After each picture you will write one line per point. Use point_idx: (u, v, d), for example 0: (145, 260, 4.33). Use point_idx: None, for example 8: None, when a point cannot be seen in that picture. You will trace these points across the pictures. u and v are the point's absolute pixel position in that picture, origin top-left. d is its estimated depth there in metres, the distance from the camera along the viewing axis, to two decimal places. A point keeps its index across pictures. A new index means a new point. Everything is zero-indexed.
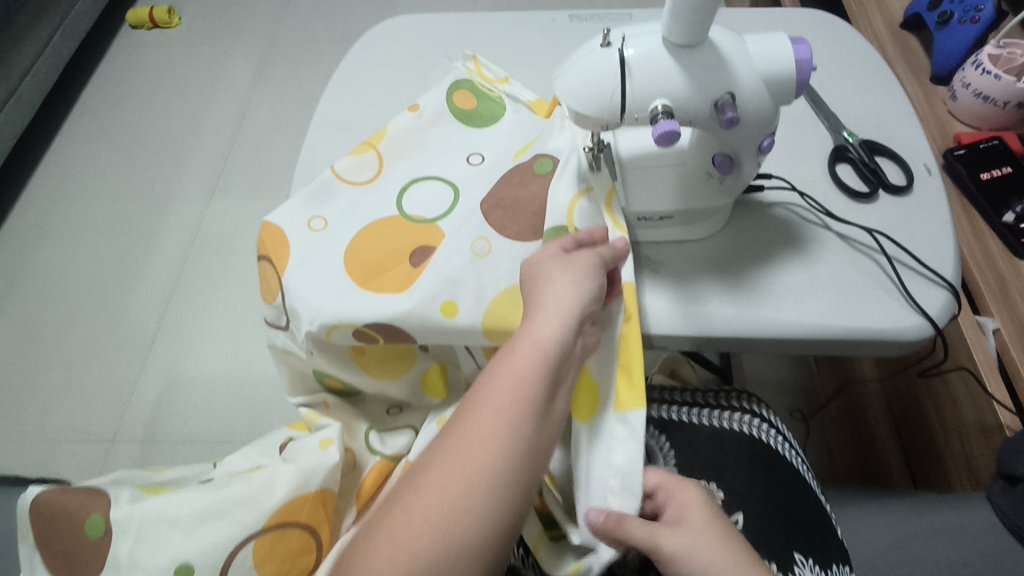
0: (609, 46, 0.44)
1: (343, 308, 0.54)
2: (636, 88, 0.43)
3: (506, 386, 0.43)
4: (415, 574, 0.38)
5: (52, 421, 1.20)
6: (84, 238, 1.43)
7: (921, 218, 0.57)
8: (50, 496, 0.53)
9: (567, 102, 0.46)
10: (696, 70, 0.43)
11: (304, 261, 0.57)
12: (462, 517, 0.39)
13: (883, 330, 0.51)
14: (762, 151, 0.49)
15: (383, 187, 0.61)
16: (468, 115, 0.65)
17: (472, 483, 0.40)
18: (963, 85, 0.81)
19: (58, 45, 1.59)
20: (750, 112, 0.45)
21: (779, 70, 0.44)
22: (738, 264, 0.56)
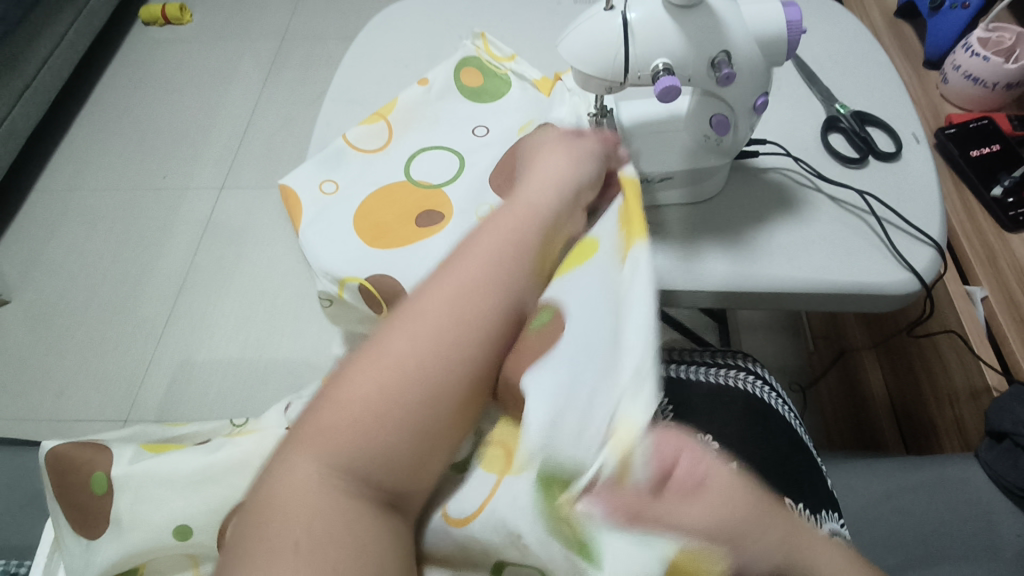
0: (612, 10, 0.46)
1: (352, 264, 0.57)
2: (638, 48, 0.46)
3: (481, 261, 0.47)
4: (409, 356, 0.42)
5: (67, 402, 1.23)
6: (98, 227, 1.47)
7: (908, 183, 0.60)
8: (62, 450, 0.53)
9: (573, 65, 0.49)
10: (694, 30, 0.46)
11: (316, 222, 0.60)
12: (457, 323, 0.44)
13: (872, 284, 0.54)
14: (756, 110, 0.51)
15: (391, 156, 0.64)
16: (475, 92, 0.67)
17: (467, 298, 0.45)
18: (954, 68, 0.84)
19: (73, 40, 1.63)
20: (744, 71, 0.48)
21: (770, 33, 0.47)
22: (735, 223, 0.58)
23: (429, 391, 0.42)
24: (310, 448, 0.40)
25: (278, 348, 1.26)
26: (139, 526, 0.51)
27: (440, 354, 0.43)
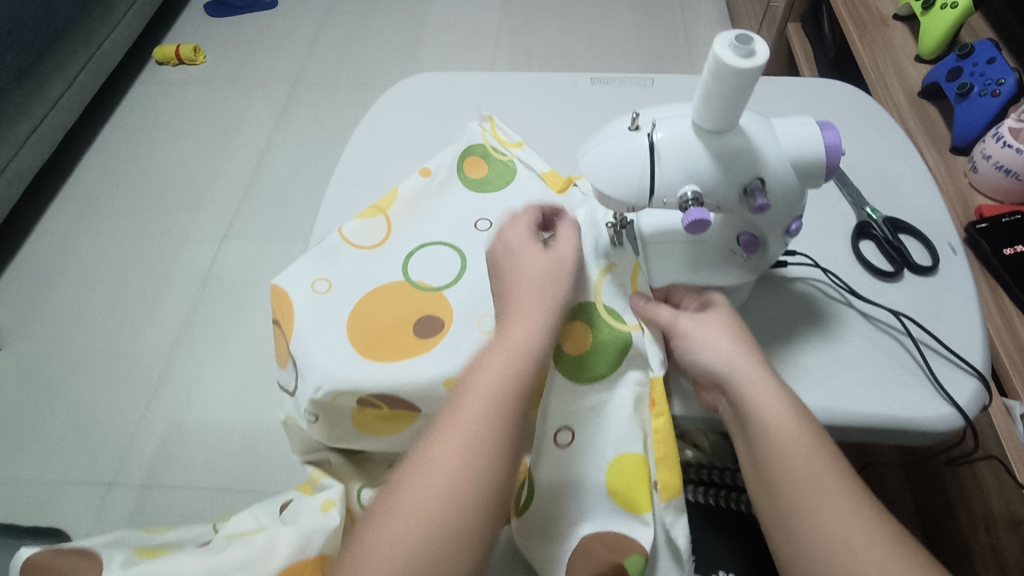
0: (637, 130, 0.44)
1: (344, 374, 0.52)
2: (664, 173, 0.43)
3: (466, 420, 0.44)
4: (428, 534, 0.41)
5: (52, 463, 1.19)
6: (98, 274, 1.44)
7: (947, 301, 0.56)
8: (43, 556, 0.52)
9: (592, 183, 0.46)
10: (726, 157, 0.42)
11: (308, 326, 0.56)
12: (467, 481, 0.42)
13: (910, 419, 0.50)
14: (790, 234, 0.48)
15: (390, 253, 0.60)
16: (477, 182, 0.64)
17: (472, 450, 0.43)
18: (984, 156, 0.81)
19: (85, 82, 1.61)
20: (778, 196, 0.44)
21: (808, 156, 0.44)
22: (760, 341, 0.54)
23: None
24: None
25: (272, 414, 1.21)
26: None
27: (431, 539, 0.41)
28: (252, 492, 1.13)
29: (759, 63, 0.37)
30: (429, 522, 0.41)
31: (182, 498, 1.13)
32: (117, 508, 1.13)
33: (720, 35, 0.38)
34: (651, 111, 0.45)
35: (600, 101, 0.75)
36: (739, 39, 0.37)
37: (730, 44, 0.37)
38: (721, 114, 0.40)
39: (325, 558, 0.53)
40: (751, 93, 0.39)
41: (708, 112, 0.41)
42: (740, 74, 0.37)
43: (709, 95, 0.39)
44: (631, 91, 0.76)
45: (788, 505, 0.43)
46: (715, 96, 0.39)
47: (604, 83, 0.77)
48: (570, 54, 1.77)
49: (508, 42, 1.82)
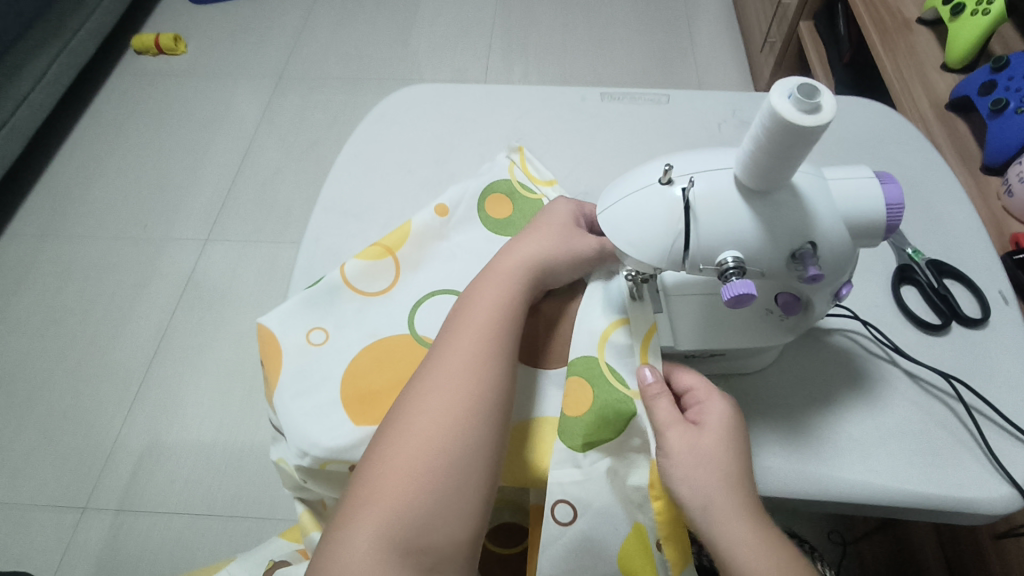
0: (668, 183, 0.38)
1: (337, 444, 0.47)
2: (701, 237, 0.37)
3: (434, 414, 0.43)
4: (401, 533, 0.40)
5: (20, 484, 1.10)
6: (71, 277, 1.35)
7: (1001, 358, 0.50)
8: None
9: (615, 242, 0.40)
10: (772, 221, 0.37)
11: (299, 382, 0.50)
12: (437, 476, 0.41)
13: (967, 502, 0.44)
14: (837, 297, 0.42)
15: (395, 301, 0.54)
16: (500, 223, 0.58)
17: (440, 444, 0.42)
18: (1021, 180, 0.75)
19: (57, 75, 1.51)
20: (831, 264, 0.38)
21: (865, 215, 0.38)
22: (794, 406, 0.49)
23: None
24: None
25: (257, 430, 1.13)
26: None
27: (411, 543, 0.40)
28: (234, 517, 1.05)
29: (825, 120, 0.30)
30: (401, 520, 0.40)
31: (161, 522, 1.05)
32: (90, 534, 1.05)
33: (778, 81, 0.31)
34: (682, 159, 0.39)
35: (611, 119, 0.69)
36: (802, 88, 0.31)
37: (791, 94, 0.30)
38: (772, 171, 0.34)
39: None
40: (809, 150, 0.33)
41: (756, 169, 0.34)
42: (801, 131, 0.31)
43: (759, 151, 0.33)
44: (646, 108, 0.69)
45: None
46: (765, 151, 0.33)
47: (615, 99, 0.70)
48: (570, 45, 1.69)
49: (504, 33, 1.73)
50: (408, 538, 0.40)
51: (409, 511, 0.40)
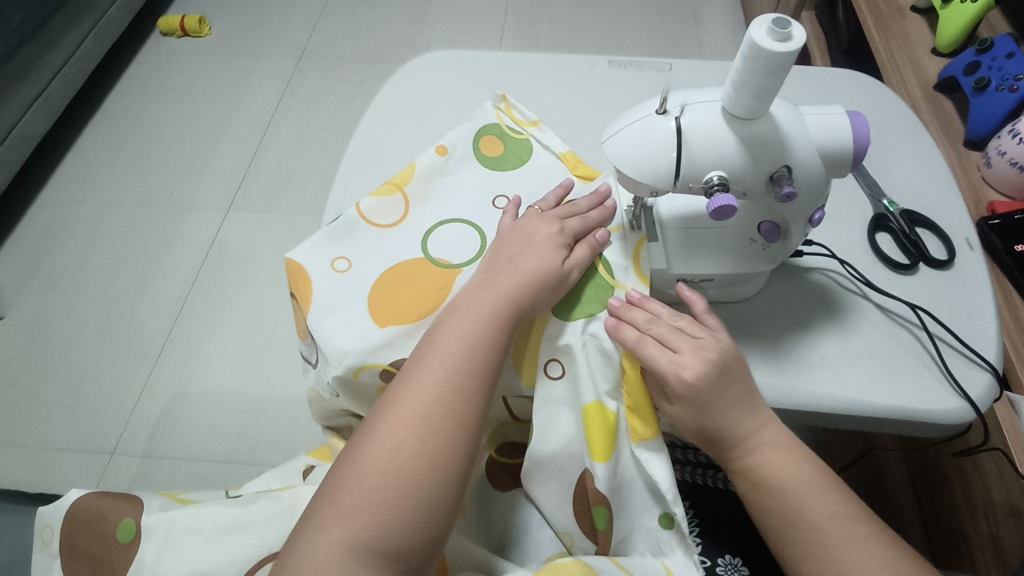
0: (664, 113, 0.43)
1: (370, 346, 0.53)
2: (692, 159, 0.43)
3: (468, 339, 0.49)
4: (427, 427, 0.46)
5: (52, 429, 1.16)
6: (99, 241, 1.41)
7: (962, 295, 0.56)
8: (85, 501, 0.54)
9: (617, 165, 0.45)
10: (754, 146, 0.43)
11: (328, 302, 0.55)
12: (462, 389, 0.47)
13: (926, 412, 0.50)
14: (812, 223, 0.48)
15: (408, 231, 0.60)
16: (494, 160, 0.64)
17: (468, 365, 0.48)
18: (998, 152, 0.80)
19: (88, 49, 1.57)
20: (805, 188, 0.45)
21: (836, 145, 0.44)
22: (776, 330, 0.54)
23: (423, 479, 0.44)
24: (317, 550, 0.42)
25: (276, 383, 1.19)
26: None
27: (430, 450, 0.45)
28: (252, 464, 1.11)
29: (796, 48, 0.36)
30: (428, 418, 0.46)
31: (184, 467, 1.11)
32: (117, 476, 1.11)
33: (758, 18, 0.37)
34: (677, 95, 0.45)
35: (616, 84, 0.75)
36: (777, 23, 0.37)
37: (768, 27, 0.37)
38: (753, 99, 0.40)
39: None
40: (785, 79, 0.39)
41: (740, 97, 0.40)
42: (779, 59, 0.37)
43: (741, 82, 0.39)
44: (649, 75, 0.75)
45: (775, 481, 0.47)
46: (750, 80, 0.39)
47: (621, 66, 0.76)
48: (580, 33, 1.74)
49: (516, 19, 1.79)
50: (427, 447, 0.45)
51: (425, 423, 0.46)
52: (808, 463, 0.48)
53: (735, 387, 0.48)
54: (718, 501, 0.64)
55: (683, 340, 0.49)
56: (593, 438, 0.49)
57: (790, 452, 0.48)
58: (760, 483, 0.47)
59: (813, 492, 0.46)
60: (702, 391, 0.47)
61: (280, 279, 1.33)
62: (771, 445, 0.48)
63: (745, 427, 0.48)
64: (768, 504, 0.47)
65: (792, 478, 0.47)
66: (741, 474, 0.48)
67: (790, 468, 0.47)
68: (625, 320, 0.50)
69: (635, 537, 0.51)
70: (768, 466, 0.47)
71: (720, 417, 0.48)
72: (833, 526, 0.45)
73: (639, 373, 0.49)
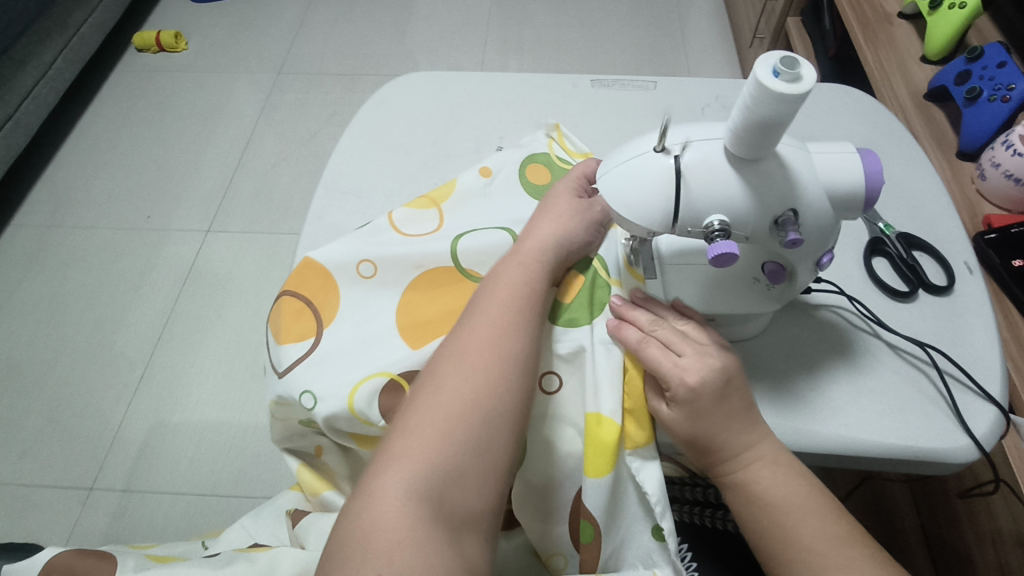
0: (663, 151, 0.41)
1: (399, 363, 0.51)
2: (691, 200, 0.40)
3: (509, 300, 0.49)
4: (476, 379, 0.45)
5: (28, 465, 1.13)
6: (75, 267, 1.37)
7: (964, 323, 0.54)
8: (61, 559, 0.51)
9: (613, 207, 0.43)
10: (758, 186, 0.40)
11: (356, 316, 0.55)
12: (510, 344, 0.47)
13: (932, 452, 0.48)
14: (820, 267, 0.46)
15: (439, 238, 0.59)
16: (539, 188, 0.64)
17: (512, 322, 0.48)
18: (993, 164, 0.77)
19: (61, 69, 1.53)
20: (812, 230, 0.42)
21: (848, 187, 0.42)
22: (782, 370, 0.52)
23: (472, 439, 0.43)
24: (377, 511, 0.40)
25: (259, 413, 1.16)
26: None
27: (477, 413, 0.44)
28: (235, 497, 1.08)
29: (805, 89, 0.34)
30: (476, 372, 0.45)
31: (165, 501, 1.08)
32: (96, 514, 1.07)
33: (762, 57, 0.35)
34: (676, 130, 0.42)
35: (600, 105, 0.72)
36: (783, 62, 0.34)
37: (773, 67, 0.34)
38: (758, 140, 0.38)
39: None
40: (790, 121, 0.36)
41: (742, 138, 0.38)
42: (786, 99, 0.34)
43: (744, 123, 0.37)
44: (633, 94, 0.73)
45: (768, 502, 0.44)
46: (755, 121, 0.36)
47: (604, 85, 0.74)
48: (564, 42, 1.72)
49: (499, 29, 1.77)
50: (474, 414, 0.44)
51: (467, 388, 0.45)
52: (805, 481, 0.45)
53: (736, 400, 0.46)
54: (719, 543, 0.62)
55: (688, 343, 0.47)
56: (590, 454, 0.46)
57: (784, 470, 0.45)
58: (751, 502, 0.45)
59: (807, 511, 0.44)
60: (703, 399, 0.45)
61: (262, 302, 1.30)
62: (774, 461, 0.45)
63: (739, 441, 0.45)
64: (762, 527, 0.45)
65: (790, 492, 0.44)
66: (733, 495, 0.46)
67: (790, 488, 0.44)
68: (627, 320, 0.50)
69: (627, 548, 0.49)
70: (762, 485, 0.44)
71: (715, 429, 0.45)
72: (827, 548, 0.43)
73: (641, 375, 0.48)
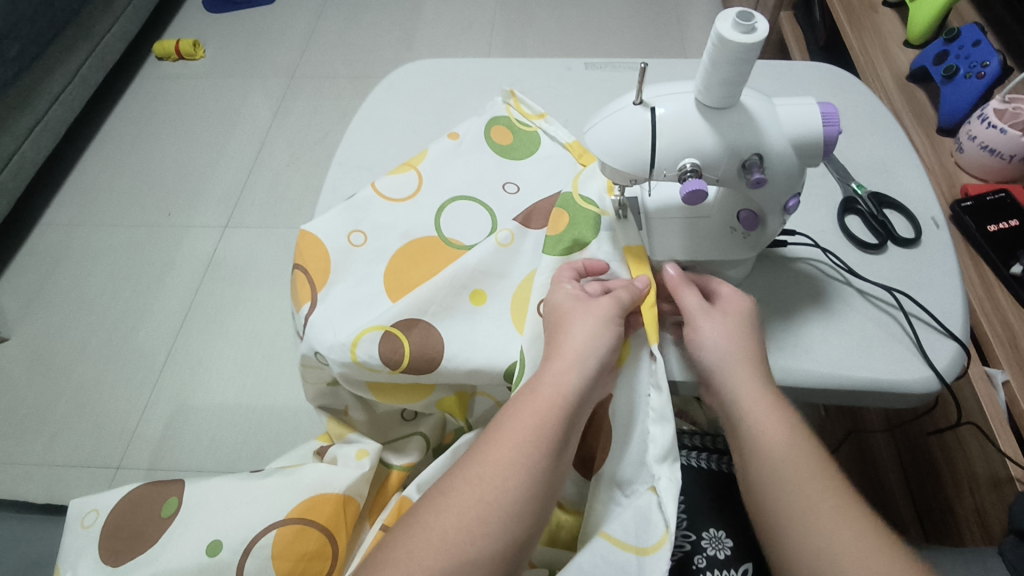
0: (642, 105, 0.46)
1: (384, 317, 0.56)
2: (667, 146, 0.45)
3: (536, 405, 0.47)
4: (491, 495, 0.44)
5: (58, 446, 1.18)
6: (101, 262, 1.44)
7: (930, 271, 0.58)
8: (143, 489, 0.59)
9: (599, 156, 0.48)
10: (726, 132, 0.45)
11: (348, 280, 0.60)
12: (525, 459, 0.45)
13: (894, 382, 0.52)
14: (788, 211, 0.50)
15: (421, 206, 0.64)
16: (504, 148, 0.68)
17: (538, 429, 0.46)
18: (969, 137, 0.81)
19: (86, 76, 1.61)
20: (777, 173, 0.47)
21: (809, 135, 0.46)
22: (760, 316, 0.56)
23: (536, 462, 0.45)
24: None
25: (276, 394, 1.21)
26: (176, 551, 0.53)
27: (546, 434, 0.46)
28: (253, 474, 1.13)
29: (760, 39, 0.39)
30: (488, 484, 0.45)
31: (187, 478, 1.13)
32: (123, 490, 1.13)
33: (723, 14, 0.40)
34: (653, 87, 0.47)
35: (593, 84, 0.77)
36: (741, 17, 0.39)
37: (733, 21, 0.39)
38: (724, 90, 0.43)
39: (348, 499, 0.57)
40: (751, 70, 0.41)
41: (711, 88, 0.43)
42: (745, 49, 0.39)
43: (709, 74, 0.42)
44: (623, 75, 0.78)
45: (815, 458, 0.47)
46: (721, 71, 0.41)
47: (597, 67, 0.79)
48: (567, 44, 1.78)
49: (503, 33, 1.83)
50: (543, 433, 0.46)
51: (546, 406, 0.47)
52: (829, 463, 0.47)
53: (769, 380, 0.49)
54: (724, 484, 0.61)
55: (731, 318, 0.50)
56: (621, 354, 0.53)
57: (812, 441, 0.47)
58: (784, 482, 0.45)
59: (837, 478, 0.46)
60: (744, 381, 0.48)
61: (278, 292, 1.36)
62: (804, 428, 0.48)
63: (772, 419, 0.47)
64: (798, 510, 0.44)
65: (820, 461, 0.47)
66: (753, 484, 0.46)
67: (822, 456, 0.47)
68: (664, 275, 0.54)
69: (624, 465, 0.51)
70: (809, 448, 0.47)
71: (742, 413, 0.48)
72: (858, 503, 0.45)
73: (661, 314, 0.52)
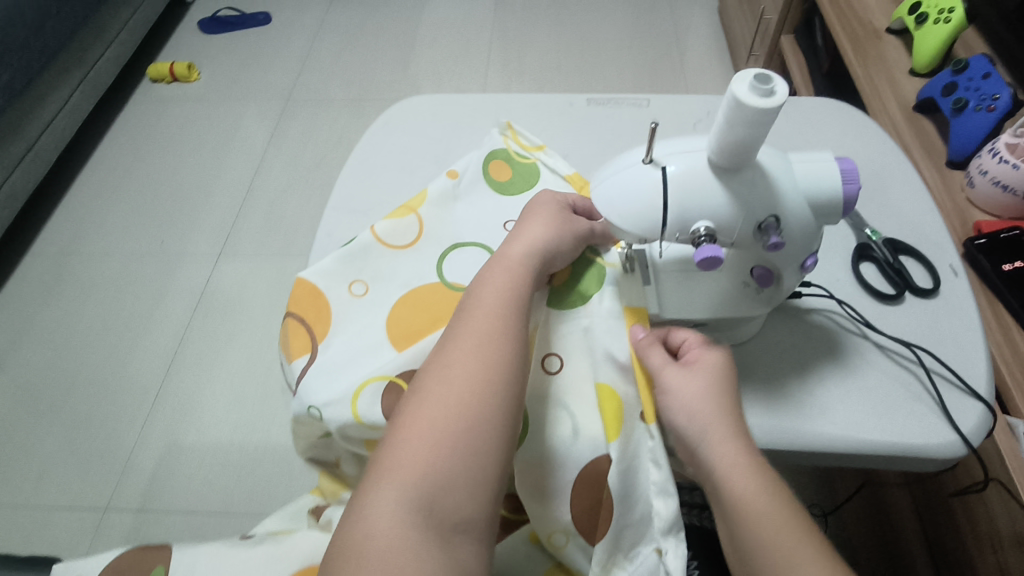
0: (652, 163, 0.44)
1: (388, 369, 0.53)
2: (680, 208, 0.43)
3: (471, 346, 0.47)
4: (446, 435, 0.43)
5: (46, 486, 1.15)
6: (93, 293, 1.41)
7: (948, 323, 0.56)
8: (128, 555, 0.55)
9: (606, 215, 0.45)
10: (740, 193, 0.43)
11: (348, 329, 0.57)
12: (473, 393, 0.45)
13: (918, 447, 0.49)
14: (804, 269, 0.48)
15: (422, 253, 0.61)
16: (503, 184, 0.66)
17: (481, 363, 0.46)
18: (980, 172, 0.79)
19: (78, 101, 1.59)
20: (794, 234, 0.45)
21: (827, 193, 0.44)
22: (776, 374, 0.53)
23: (488, 393, 0.45)
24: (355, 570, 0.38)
25: (272, 429, 1.18)
26: None
27: (491, 364, 0.46)
28: (248, 514, 1.10)
29: (778, 103, 0.36)
30: (440, 427, 0.43)
31: (179, 519, 1.10)
32: (112, 532, 1.10)
33: (739, 74, 0.38)
34: (663, 144, 0.45)
35: (596, 121, 0.75)
36: (758, 78, 0.37)
37: (750, 83, 0.37)
38: (739, 151, 0.40)
39: None
40: (768, 132, 0.39)
41: (725, 150, 0.40)
42: (764, 113, 0.37)
43: (723, 134, 0.39)
44: (626, 112, 0.76)
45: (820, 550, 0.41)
46: (735, 131, 0.39)
47: (600, 103, 0.77)
48: (564, 66, 1.77)
49: (501, 55, 1.82)
50: (490, 374, 0.45)
51: (485, 342, 0.47)
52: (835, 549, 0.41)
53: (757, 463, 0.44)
54: None
55: (703, 413, 0.45)
56: (606, 418, 0.48)
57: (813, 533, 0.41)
58: None
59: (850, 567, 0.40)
60: (728, 482, 0.43)
61: (273, 322, 1.33)
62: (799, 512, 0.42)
63: (769, 514, 0.42)
64: None
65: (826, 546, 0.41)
66: None
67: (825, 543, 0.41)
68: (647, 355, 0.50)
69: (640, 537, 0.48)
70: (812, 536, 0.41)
71: (734, 522, 0.42)
72: None
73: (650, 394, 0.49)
